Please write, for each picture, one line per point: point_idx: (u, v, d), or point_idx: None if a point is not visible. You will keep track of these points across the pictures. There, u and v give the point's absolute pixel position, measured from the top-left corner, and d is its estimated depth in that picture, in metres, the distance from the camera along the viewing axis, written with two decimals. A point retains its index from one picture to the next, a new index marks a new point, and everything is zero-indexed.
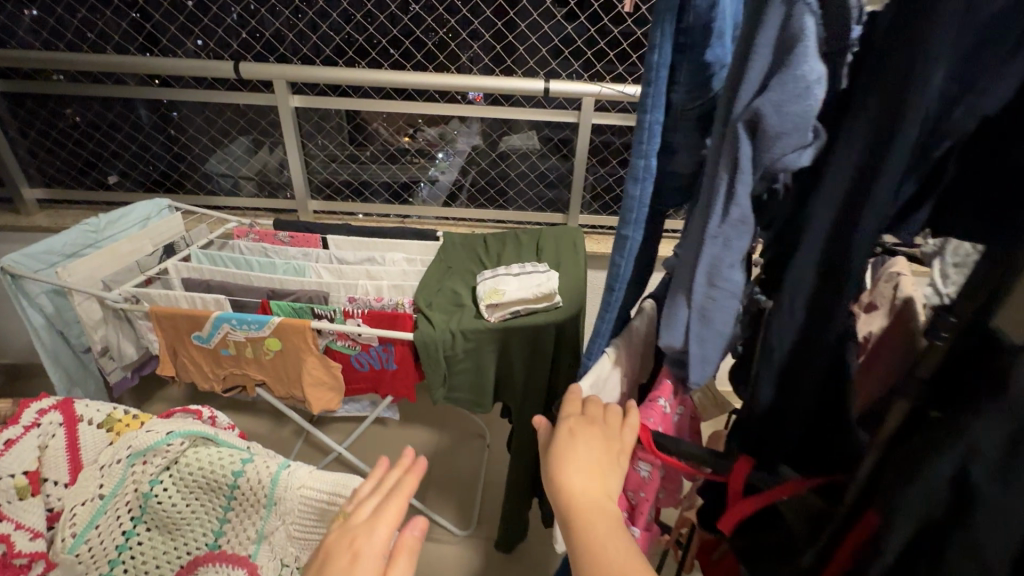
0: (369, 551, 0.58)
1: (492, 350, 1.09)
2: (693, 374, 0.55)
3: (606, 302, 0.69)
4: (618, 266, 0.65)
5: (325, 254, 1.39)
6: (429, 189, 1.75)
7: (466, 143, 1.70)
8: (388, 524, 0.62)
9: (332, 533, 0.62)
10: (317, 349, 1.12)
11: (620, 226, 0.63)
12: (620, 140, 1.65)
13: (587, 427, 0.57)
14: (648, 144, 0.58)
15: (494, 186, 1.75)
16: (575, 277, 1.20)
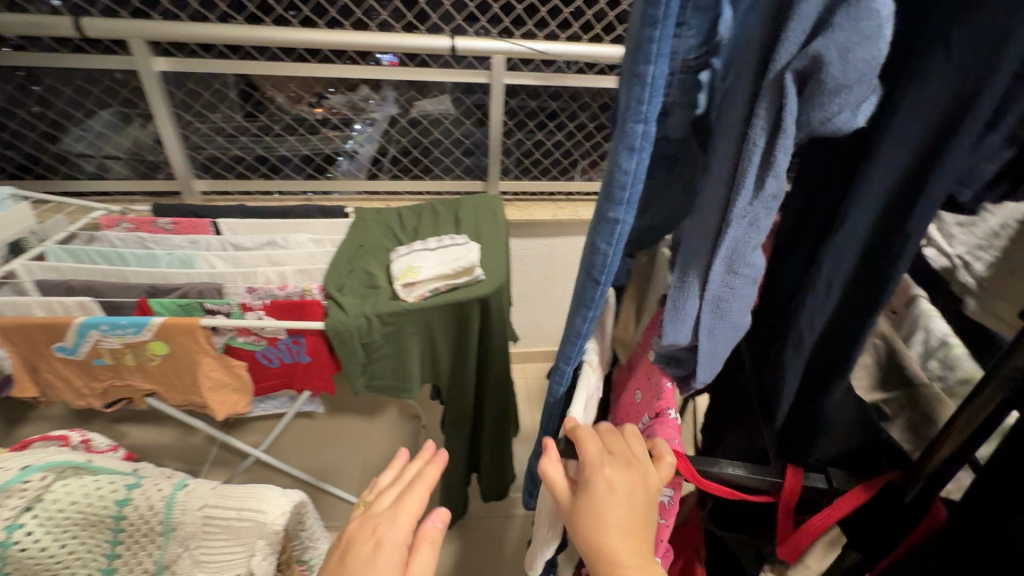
0: (392, 539, 0.59)
1: (413, 332, 1.00)
2: (700, 370, 0.61)
3: (589, 293, 0.64)
4: (602, 251, 0.59)
5: (217, 241, 1.23)
6: (347, 164, 1.61)
7: (386, 111, 1.56)
8: (410, 510, 0.63)
9: (352, 522, 0.63)
10: (214, 349, 1.00)
11: (607, 207, 0.56)
12: (536, 101, 1.58)
13: (618, 474, 0.58)
14: (646, 110, 0.48)
15: (406, 156, 1.64)
16: (496, 249, 1.14)
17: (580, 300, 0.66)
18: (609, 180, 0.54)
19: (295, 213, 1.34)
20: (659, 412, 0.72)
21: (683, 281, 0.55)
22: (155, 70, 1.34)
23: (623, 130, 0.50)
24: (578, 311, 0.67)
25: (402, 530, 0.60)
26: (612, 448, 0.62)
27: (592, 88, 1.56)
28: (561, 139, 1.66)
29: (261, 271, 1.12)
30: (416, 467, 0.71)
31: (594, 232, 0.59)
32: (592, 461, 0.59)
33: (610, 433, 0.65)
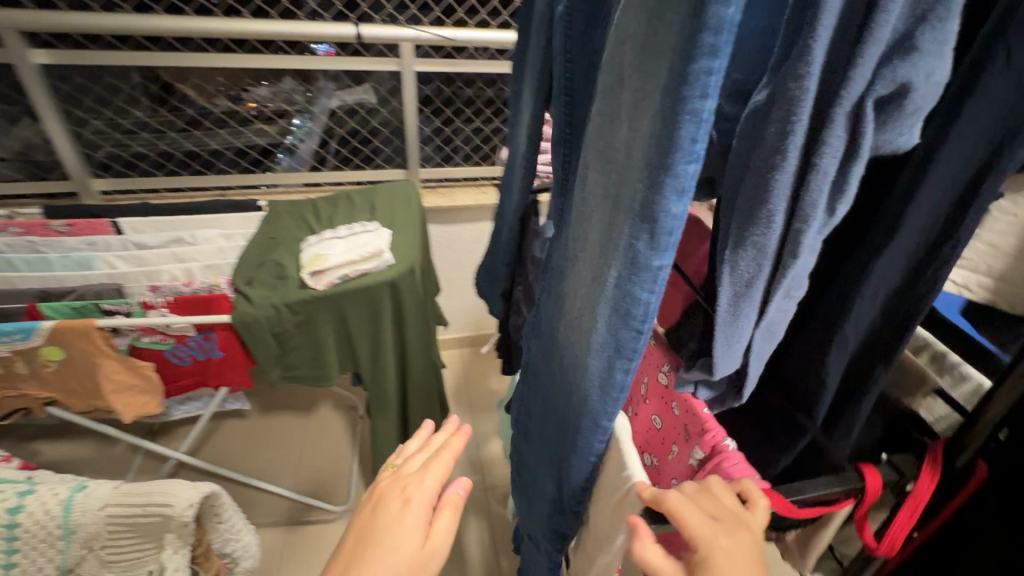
0: (419, 496, 0.61)
1: (324, 319, 1.01)
2: (745, 387, 0.57)
3: (623, 348, 0.54)
4: (640, 301, 0.50)
5: (117, 240, 1.18)
6: (290, 161, 1.61)
7: (328, 105, 1.56)
8: (436, 476, 0.64)
9: (383, 482, 0.65)
10: (116, 351, 0.97)
11: (649, 252, 0.47)
12: (450, 88, 1.59)
13: (736, 545, 0.46)
14: (694, 147, 0.40)
15: (324, 147, 1.62)
16: (410, 234, 1.16)
17: (607, 355, 0.56)
18: (650, 224, 0.45)
19: (203, 208, 1.30)
20: (713, 447, 0.60)
21: (738, 310, 0.49)
22: (35, 64, 1.27)
23: (674, 168, 0.42)
24: (601, 365, 0.57)
25: (428, 491, 0.62)
26: (710, 509, 0.49)
27: (504, 74, 1.60)
28: (479, 124, 1.69)
29: (165, 268, 1.09)
30: (440, 438, 0.71)
31: (630, 280, 0.49)
32: (699, 534, 0.47)
33: (697, 489, 0.52)
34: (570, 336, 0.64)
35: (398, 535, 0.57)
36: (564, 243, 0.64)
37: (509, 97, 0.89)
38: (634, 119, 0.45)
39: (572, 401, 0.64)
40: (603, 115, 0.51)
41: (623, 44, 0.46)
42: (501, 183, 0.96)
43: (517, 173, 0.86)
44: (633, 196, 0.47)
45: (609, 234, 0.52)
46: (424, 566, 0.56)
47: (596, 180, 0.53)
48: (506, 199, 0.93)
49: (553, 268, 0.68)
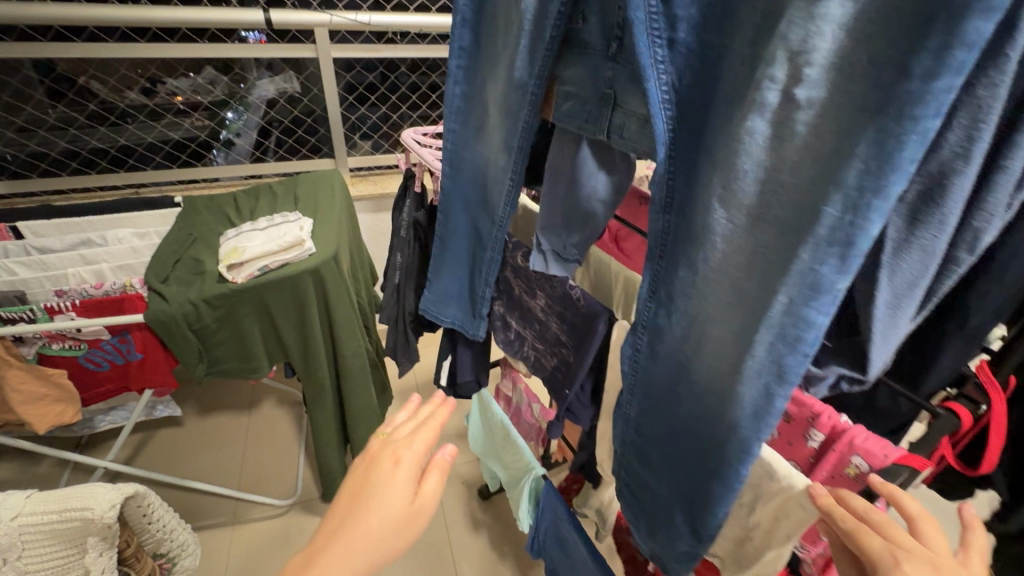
0: (409, 457, 0.56)
1: (243, 311, 1.00)
2: (874, 367, 0.54)
3: (784, 372, 0.49)
4: (812, 326, 0.46)
5: (16, 246, 1.11)
6: (224, 156, 1.56)
7: (257, 97, 1.53)
8: (425, 439, 0.59)
9: (373, 444, 0.60)
10: (23, 360, 0.94)
11: (834, 270, 0.43)
12: (373, 74, 1.59)
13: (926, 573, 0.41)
14: (906, 169, 0.38)
15: (258, 146, 1.59)
16: (333, 221, 1.15)
17: (764, 382, 0.51)
18: (843, 246, 0.42)
19: (112, 208, 1.24)
20: (834, 432, 0.55)
21: (896, 310, 0.49)
22: None
23: (886, 187, 0.39)
24: (745, 398, 0.53)
25: (417, 453, 0.57)
26: (899, 536, 0.44)
27: (428, 59, 1.61)
28: (406, 111, 1.70)
29: (72, 272, 1.04)
30: (427, 408, 0.65)
31: (803, 302, 0.46)
32: (880, 556, 0.43)
33: (877, 511, 0.46)
34: (691, 359, 0.59)
35: (387, 495, 0.53)
36: (673, 264, 0.57)
37: (457, 104, 0.85)
38: (814, 132, 0.42)
39: (706, 427, 0.58)
40: (754, 124, 0.45)
41: (792, 56, 0.41)
42: (459, 197, 0.90)
43: (498, 187, 0.82)
44: (817, 217, 0.43)
45: (772, 253, 0.48)
46: (416, 523, 0.53)
47: (741, 199, 0.48)
48: (484, 224, 0.87)
49: (648, 292, 0.61)
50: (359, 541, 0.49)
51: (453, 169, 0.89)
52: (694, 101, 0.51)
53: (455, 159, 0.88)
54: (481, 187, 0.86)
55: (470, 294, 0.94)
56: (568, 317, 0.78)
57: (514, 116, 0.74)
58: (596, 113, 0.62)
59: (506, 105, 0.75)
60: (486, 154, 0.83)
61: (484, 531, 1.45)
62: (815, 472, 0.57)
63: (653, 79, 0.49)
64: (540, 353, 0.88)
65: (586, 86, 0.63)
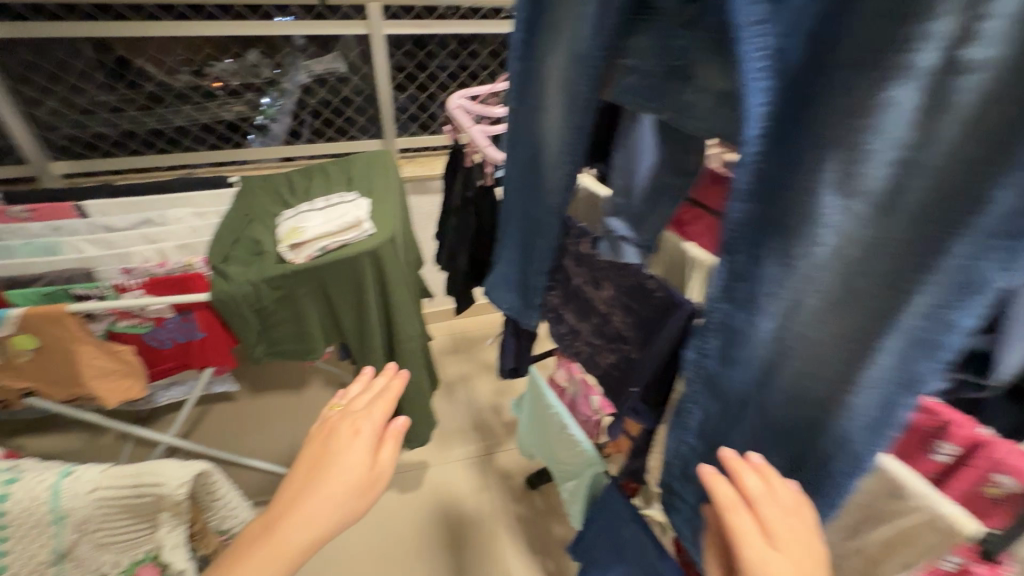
0: (368, 427, 0.62)
1: (306, 292, 0.98)
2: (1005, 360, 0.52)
3: (913, 381, 0.40)
4: (957, 331, 0.36)
5: (83, 224, 1.13)
6: (260, 140, 1.55)
7: (298, 78, 1.51)
8: (381, 409, 0.65)
9: (331, 415, 0.65)
10: (93, 337, 0.94)
11: (996, 267, 0.33)
12: (423, 53, 1.55)
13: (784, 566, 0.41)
14: None
15: (296, 123, 1.57)
16: (388, 202, 1.13)
17: (883, 393, 0.41)
18: (1018, 239, 0.31)
19: (171, 187, 1.25)
20: (971, 445, 0.48)
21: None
22: None
23: None
24: (854, 411, 0.44)
25: (374, 424, 0.62)
26: (772, 524, 0.44)
27: (478, 35, 1.56)
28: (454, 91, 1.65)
29: (136, 251, 1.05)
30: (379, 380, 0.70)
31: (945, 305, 0.36)
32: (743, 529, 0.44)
33: (766, 491, 0.46)
34: (779, 370, 0.48)
35: (348, 460, 0.58)
36: (757, 258, 0.46)
37: (517, 78, 0.70)
38: (983, 102, 0.31)
39: (800, 440, 0.48)
40: (896, 95, 0.34)
41: (968, 6, 0.30)
42: (517, 177, 0.78)
43: (550, 173, 0.70)
44: (981, 204, 0.32)
45: (907, 247, 0.37)
46: (374, 488, 0.58)
47: (864, 185, 0.38)
48: (530, 206, 0.76)
49: (720, 291, 0.49)
50: (324, 502, 0.55)
51: (513, 149, 0.76)
52: (806, 67, 0.38)
53: (511, 136, 0.75)
54: (533, 169, 0.73)
55: (521, 282, 0.84)
56: (640, 312, 0.65)
57: (572, 91, 0.61)
58: (661, 89, 0.51)
59: (565, 79, 0.62)
60: (540, 133, 0.69)
61: (527, 523, 1.42)
62: (946, 488, 0.51)
63: (752, 43, 0.37)
64: (596, 347, 0.75)
65: (651, 57, 0.52)
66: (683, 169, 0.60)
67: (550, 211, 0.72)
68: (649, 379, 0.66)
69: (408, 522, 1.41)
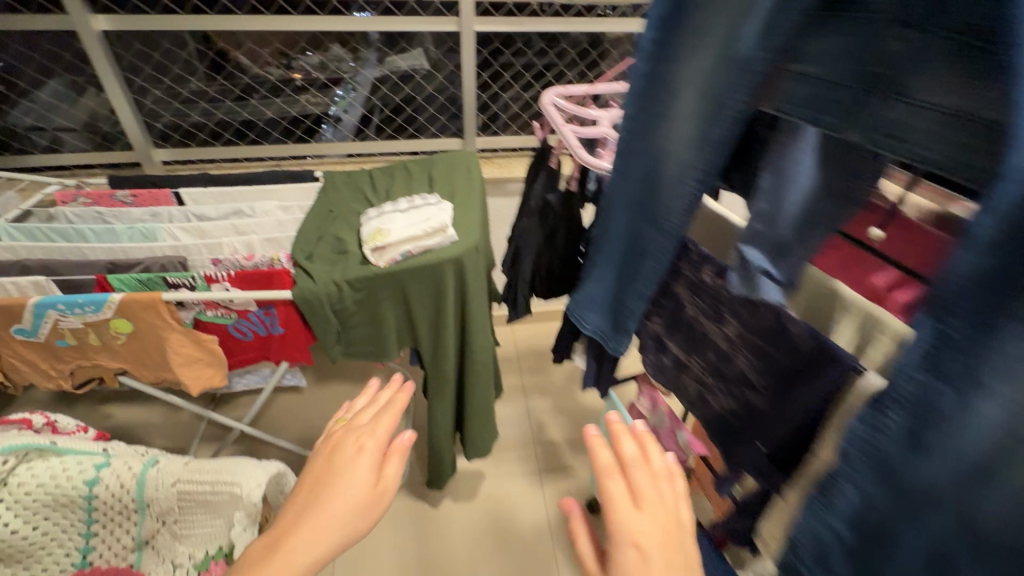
0: (373, 445, 0.54)
1: (385, 295, 0.96)
2: None
3: None
4: None
5: (179, 211, 1.17)
6: (333, 131, 1.55)
7: (368, 76, 1.49)
8: (387, 425, 0.57)
9: (336, 433, 0.57)
10: (182, 324, 0.95)
11: None
12: (511, 52, 1.51)
13: (650, 530, 0.40)
14: None
15: (366, 120, 1.56)
16: (471, 206, 1.09)
17: None
18: None
19: (260, 179, 1.27)
20: None
21: None
22: (97, 29, 1.25)
23: None
24: None
25: (377, 440, 0.54)
26: (640, 492, 0.42)
27: (569, 34, 1.49)
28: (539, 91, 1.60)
29: (227, 242, 1.07)
30: (386, 394, 0.63)
31: None
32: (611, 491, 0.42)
33: (637, 457, 0.44)
34: (1005, 476, 0.36)
35: (351, 483, 0.50)
36: (991, 326, 0.36)
37: (638, 83, 0.61)
38: None
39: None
40: None
41: None
42: (621, 195, 0.68)
43: (673, 193, 0.61)
44: None
45: None
46: (375, 511, 0.50)
47: None
48: (641, 227, 0.67)
49: (926, 359, 0.39)
50: (326, 530, 0.47)
51: (621, 161, 0.67)
52: None
53: (625, 146, 0.66)
54: (647, 187, 0.64)
55: (615, 307, 0.75)
56: (781, 360, 0.56)
57: (719, 100, 0.53)
58: (855, 104, 0.43)
59: (709, 88, 0.53)
60: (661, 146, 0.60)
61: None
62: None
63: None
64: (709, 386, 0.67)
65: (839, 65, 0.44)
66: (851, 198, 0.51)
67: (670, 234, 0.63)
68: (784, 434, 0.57)
69: (463, 529, 1.38)
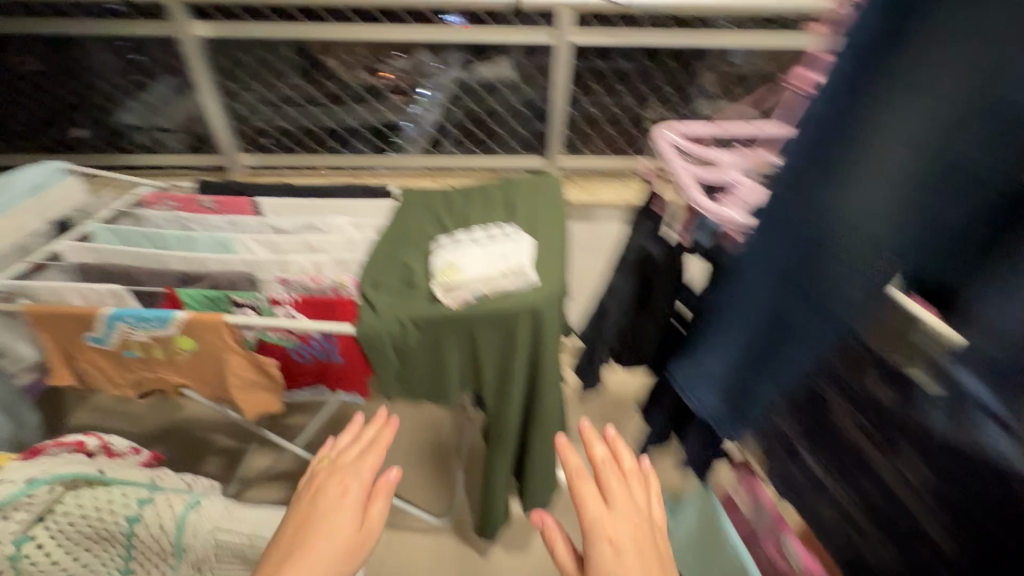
0: (357, 486, 0.60)
1: (452, 339, 0.86)
2: None
3: None
4: None
5: (256, 223, 1.15)
6: (410, 129, 1.48)
7: (448, 76, 1.41)
8: (371, 465, 0.64)
9: (318, 472, 0.63)
10: (244, 346, 0.92)
11: None
12: (608, 67, 1.38)
13: (621, 526, 0.51)
14: None
15: (442, 124, 1.48)
16: (554, 242, 0.97)
17: None
18: None
19: (337, 192, 1.23)
20: None
21: None
22: (195, 35, 1.27)
23: None
24: None
25: (361, 483, 0.61)
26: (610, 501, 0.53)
27: (675, 48, 1.33)
28: (634, 110, 1.45)
29: (295, 259, 1.02)
30: (370, 434, 0.70)
31: None
32: (586, 500, 0.52)
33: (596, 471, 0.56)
34: None
35: (336, 521, 0.55)
36: None
37: (807, 134, 0.48)
38: None
39: None
40: None
41: None
42: (761, 262, 0.56)
43: (850, 272, 0.48)
44: None
45: None
46: (363, 549, 0.56)
47: None
48: (790, 309, 0.54)
49: None
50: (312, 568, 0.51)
51: (765, 222, 0.54)
52: None
53: (773, 211, 0.53)
54: (807, 259, 0.51)
55: (736, 389, 0.63)
56: (986, 525, 0.42)
57: (950, 170, 0.40)
58: None
59: (935, 151, 0.41)
60: (839, 213, 0.47)
61: None
62: None
63: None
64: (859, 522, 0.54)
65: None
66: None
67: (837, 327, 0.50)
68: None
69: None
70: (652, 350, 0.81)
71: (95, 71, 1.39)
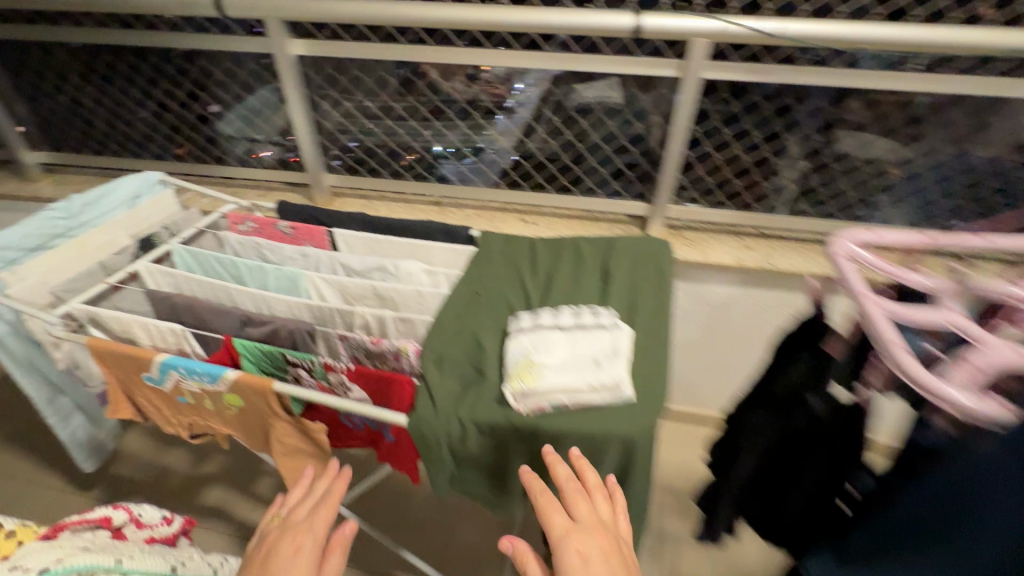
0: (309, 544, 0.64)
1: (520, 450, 0.71)
2: None
3: None
4: None
5: (327, 260, 1.07)
6: (507, 121, 1.30)
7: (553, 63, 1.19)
8: (323, 521, 0.68)
9: (271, 533, 0.66)
10: (290, 413, 0.82)
11: None
12: (741, 104, 1.17)
13: (591, 547, 0.52)
14: None
15: (540, 118, 1.28)
16: (657, 339, 0.79)
17: None
18: None
19: (414, 229, 1.12)
20: None
21: None
22: (291, 54, 1.19)
23: None
24: None
25: (317, 537, 0.65)
26: (576, 521, 0.55)
27: (829, 87, 1.09)
28: (764, 154, 1.23)
29: (359, 311, 0.91)
30: (325, 485, 0.74)
31: None
32: (557, 526, 0.54)
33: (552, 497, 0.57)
34: None
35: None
36: None
37: None
38: None
39: None
40: None
41: None
42: None
43: None
44: None
45: None
46: None
47: None
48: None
49: None
50: None
51: None
52: None
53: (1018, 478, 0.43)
54: None
55: None
56: None
57: None
58: None
59: None
60: None
61: None
62: None
63: None
64: None
65: None
66: None
67: None
68: None
69: None
70: (794, 519, 0.71)
71: (198, 82, 1.40)
